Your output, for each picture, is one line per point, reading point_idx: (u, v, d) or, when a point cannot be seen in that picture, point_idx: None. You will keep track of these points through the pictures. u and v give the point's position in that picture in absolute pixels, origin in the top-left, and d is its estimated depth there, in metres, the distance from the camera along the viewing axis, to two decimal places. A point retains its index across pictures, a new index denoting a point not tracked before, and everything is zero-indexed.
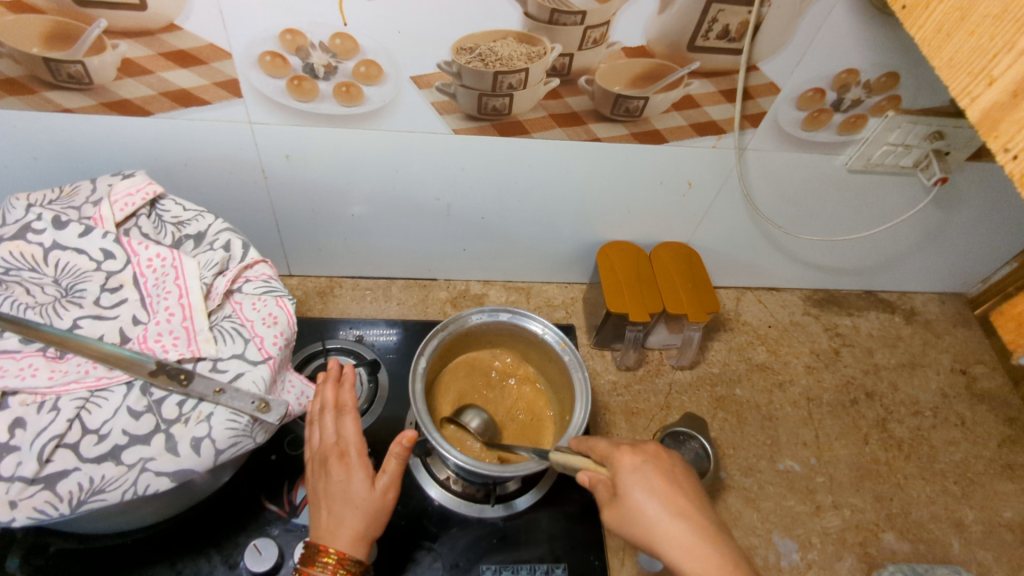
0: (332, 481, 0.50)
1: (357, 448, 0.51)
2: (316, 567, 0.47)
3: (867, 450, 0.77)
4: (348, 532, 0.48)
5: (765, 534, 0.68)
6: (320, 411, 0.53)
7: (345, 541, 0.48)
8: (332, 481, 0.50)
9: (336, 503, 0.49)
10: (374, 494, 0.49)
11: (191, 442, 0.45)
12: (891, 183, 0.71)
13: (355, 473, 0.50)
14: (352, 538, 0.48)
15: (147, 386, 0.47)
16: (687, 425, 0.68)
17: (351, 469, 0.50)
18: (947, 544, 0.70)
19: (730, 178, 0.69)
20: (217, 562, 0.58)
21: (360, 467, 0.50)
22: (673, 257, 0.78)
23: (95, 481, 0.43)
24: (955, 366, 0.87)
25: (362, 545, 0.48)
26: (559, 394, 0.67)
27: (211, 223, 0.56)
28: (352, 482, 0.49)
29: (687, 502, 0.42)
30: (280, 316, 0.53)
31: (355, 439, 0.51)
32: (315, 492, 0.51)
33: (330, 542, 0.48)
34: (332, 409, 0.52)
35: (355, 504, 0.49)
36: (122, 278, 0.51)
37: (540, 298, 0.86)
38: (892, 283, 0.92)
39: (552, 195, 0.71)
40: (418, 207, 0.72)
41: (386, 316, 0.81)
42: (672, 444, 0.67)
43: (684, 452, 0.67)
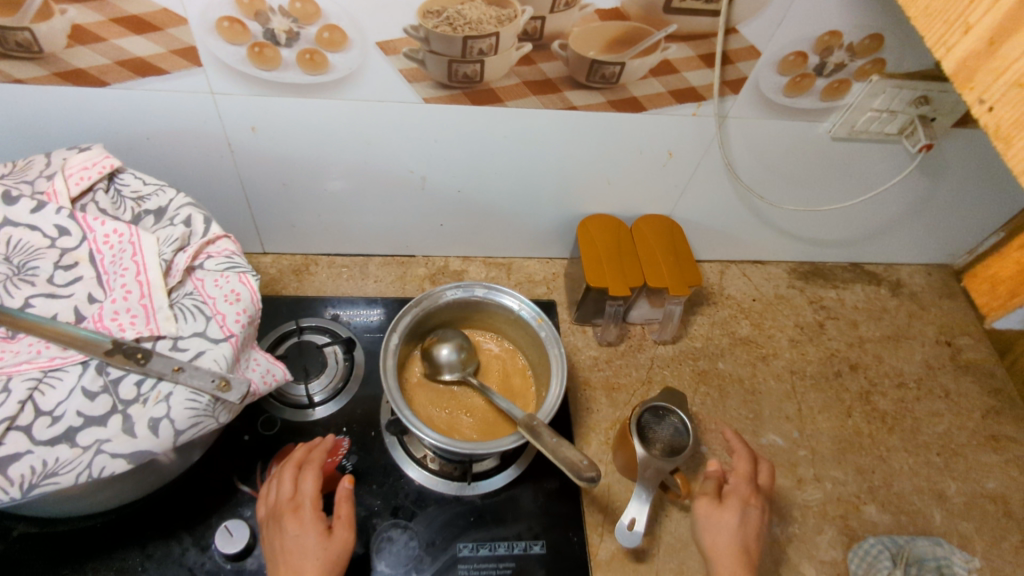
0: (288, 535, 0.51)
1: (312, 501, 0.53)
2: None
3: (850, 423, 0.76)
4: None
5: (746, 509, 0.68)
6: (279, 471, 0.56)
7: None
8: (288, 536, 0.51)
9: (293, 557, 0.50)
10: (333, 542, 0.51)
11: (149, 423, 0.44)
12: (876, 151, 0.69)
13: (311, 525, 0.52)
14: None
15: (103, 365, 0.45)
16: (665, 400, 0.65)
17: (305, 522, 0.52)
18: (928, 516, 0.70)
19: (711, 147, 0.67)
20: (188, 543, 0.58)
21: (314, 521, 0.52)
22: (654, 230, 0.76)
23: (49, 464, 0.42)
24: (941, 337, 0.86)
25: None
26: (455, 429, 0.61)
27: (172, 197, 0.54)
28: (308, 534, 0.51)
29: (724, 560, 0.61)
30: (243, 292, 0.50)
31: (311, 491, 0.54)
32: (270, 552, 0.52)
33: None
34: (293, 467, 0.56)
35: (312, 553, 0.50)
36: (77, 256, 0.49)
37: (521, 273, 0.84)
38: (878, 254, 0.90)
39: (530, 167, 0.69)
40: (392, 179, 0.70)
41: (363, 293, 0.79)
42: (650, 419, 0.64)
43: (663, 428, 0.63)
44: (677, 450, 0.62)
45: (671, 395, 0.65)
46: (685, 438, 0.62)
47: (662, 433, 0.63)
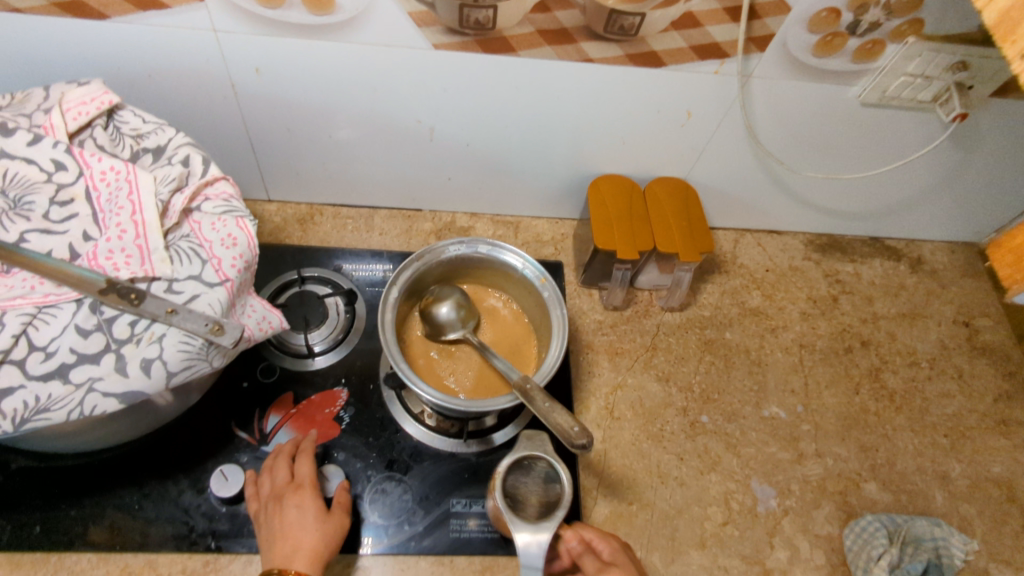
0: (289, 511, 0.53)
1: (311, 483, 0.56)
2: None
3: (857, 400, 0.75)
4: (305, 553, 0.51)
5: (744, 480, 0.68)
6: (276, 456, 0.58)
7: (304, 560, 0.51)
8: (289, 512, 0.53)
9: (293, 530, 0.52)
10: (330, 521, 0.54)
11: (142, 363, 0.44)
12: (906, 119, 0.66)
13: (311, 502, 0.54)
14: (311, 558, 0.51)
15: (97, 304, 0.45)
16: (527, 446, 0.54)
17: (306, 500, 0.54)
18: (929, 496, 0.70)
19: (732, 108, 0.64)
20: (185, 485, 0.60)
21: (314, 499, 0.55)
22: (668, 193, 0.74)
23: (41, 399, 0.42)
24: (959, 317, 0.83)
25: (319, 564, 0.51)
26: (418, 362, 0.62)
27: (172, 136, 0.52)
28: (308, 509, 0.54)
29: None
30: (240, 237, 0.49)
31: (310, 474, 0.57)
32: (265, 531, 0.53)
33: (288, 565, 0.50)
34: (289, 454, 0.59)
35: (313, 527, 0.53)
36: (73, 192, 0.48)
37: (529, 233, 0.82)
38: (901, 228, 0.86)
39: (542, 122, 0.67)
40: (399, 128, 0.68)
41: (367, 246, 0.78)
42: (515, 478, 0.54)
43: (532, 482, 0.54)
44: (552, 506, 0.51)
45: (531, 439, 0.54)
46: (557, 487, 0.52)
47: (534, 488, 0.54)
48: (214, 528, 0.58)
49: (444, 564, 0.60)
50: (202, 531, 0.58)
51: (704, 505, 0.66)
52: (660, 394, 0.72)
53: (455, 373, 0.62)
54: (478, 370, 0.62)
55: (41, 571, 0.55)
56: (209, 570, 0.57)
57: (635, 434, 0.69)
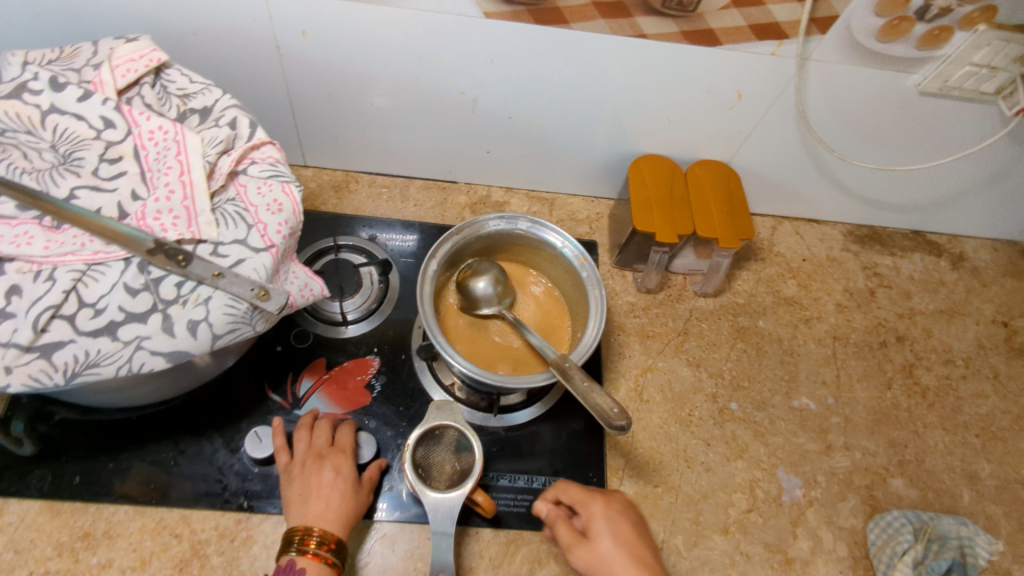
0: (326, 473, 0.55)
1: (349, 451, 0.58)
2: (313, 545, 0.51)
3: (889, 395, 0.74)
4: (338, 517, 0.53)
5: (770, 469, 0.68)
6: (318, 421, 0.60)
7: (336, 525, 0.53)
8: (327, 474, 0.55)
9: (327, 492, 0.54)
10: (361, 493, 0.56)
11: (188, 324, 0.44)
12: (965, 111, 0.64)
13: (348, 469, 0.56)
14: (340, 524, 0.53)
15: (145, 264, 0.45)
16: (434, 417, 0.57)
17: (343, 466, 0.56)
18: (957, 495, 0.69)
19: (786, 91, 0.62)
20: (219, 444, 0.61)
21: (350, 467, 0.57)
22: (710, 176, 0.72)
23: (90, 354, 0.42)
24: (998, 317, 0.81)
25: (345, 532, 0.53)
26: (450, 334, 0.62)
27: (219, 98, 0.52)
28: (346, 476, 0.56)
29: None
30: (286, 203, 0.49)
31: (349, 443, 0.59)
32: (301, 483, 0.55)
33: (318, 525, 0.52)
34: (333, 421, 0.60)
35: (348, 494, 0.55)
36: (122, 150, 0.48)
37: (564, 211, 0.81)
38: (944, 223, 0.84)
39: (588, 98, 0.66)
40: (441, 98, 0.67)
41: (402, 217, 0.77)
42: (426, 449, 0.57)
43: (443, 451, 0.57)
44: (468, 472, 0.56)
45: (439, 408, 0.57)
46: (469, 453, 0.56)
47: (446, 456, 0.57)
48: (246, 488, 0.59)
49: (469, 535, 0.61)
50: (235, 490, 0.59)
51: (730, 492, 0.66)
52: (690, 379, 0.71)
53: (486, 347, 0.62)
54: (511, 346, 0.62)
55: (79, 520, 0.57)
56: (241, 528, 0.58)
57: (663, 418, 0.69)
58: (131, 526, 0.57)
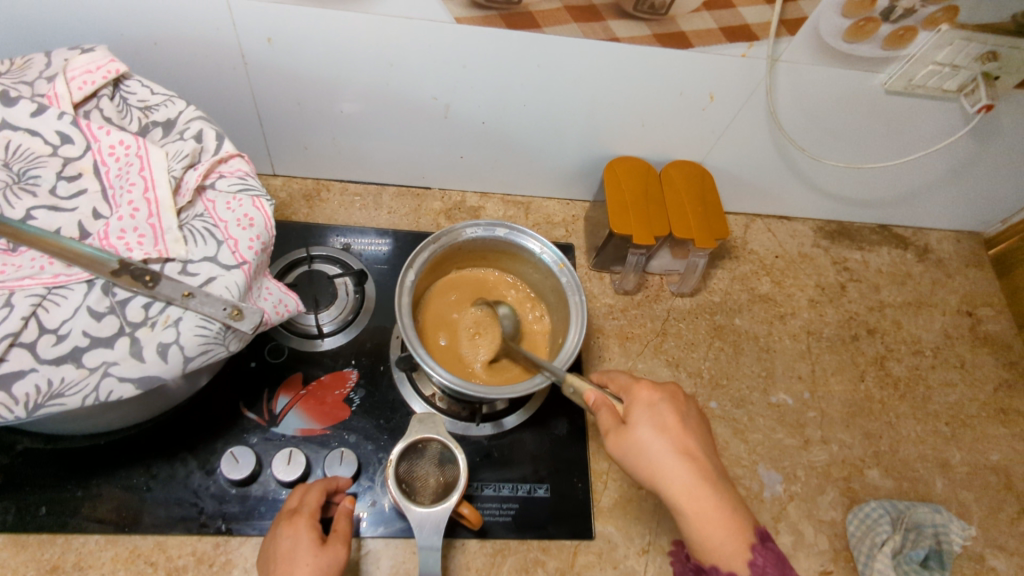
0: (281, 540, 0.49)
1: (310, 510, 0.51)
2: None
3: (862, 387, 0.76)
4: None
5: (751, 465, 0.69)
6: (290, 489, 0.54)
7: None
8: (281, 541, 0.49)
9: (283, 562, 0.47)
10: (329, 552, 0.48)
11: (158, 347, 0.42)
12: (929, 108, 0.65)
13: (305, 532, 0.49)
14: None
15: (110, 286, 0.43)
16: (416, 431, 0.56)
17: (299, 527, 0.49)
18: (930, 483, 0.71)
19: (757, 92, 0.63)
20: (193, 466, 0.59)
21: (307, 527, 0.49)
22: (684, 177, 0.72)
23: (54, 384, 0.40)
24: (962, 307, 0.83)
25: None
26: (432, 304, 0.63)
27: (182, 109, 0.50)
28: (303, 540, 0.49)
29: (719, 487, 0.51)
30: (257, 217, 0.48)
31: (310, 501, 0.52)
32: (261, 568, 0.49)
33: None
34: (301, 485, 0.54)
35: (305, 561, 0.47)
36: (81, 166, 0.46)
37: (540, 214, 0.80)
38: (910, 216, 0.86)
39: (561, 102, 0.65)
40: (413, 104, 0.66)
41: (375, 224, 0.75)
42: (409, 463, 0.56)
43: (425, 466, 0.56)
44: (452, 486, 0.55)
45: (421, 421, 0.56)
46: (452, 466, 0.56)
47: (428, 469, 0.57)
48: (223, 510, 0.58)
49: (455, 548, 0.60)
50: (212, 513, 0.57)
51: None
52: (670, 379, 0.72)
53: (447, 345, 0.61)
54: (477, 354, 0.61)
55: (47, 552, 0.55)
56: (220, 552, 0.57)
57: None
58: (103, 555, 0.55)
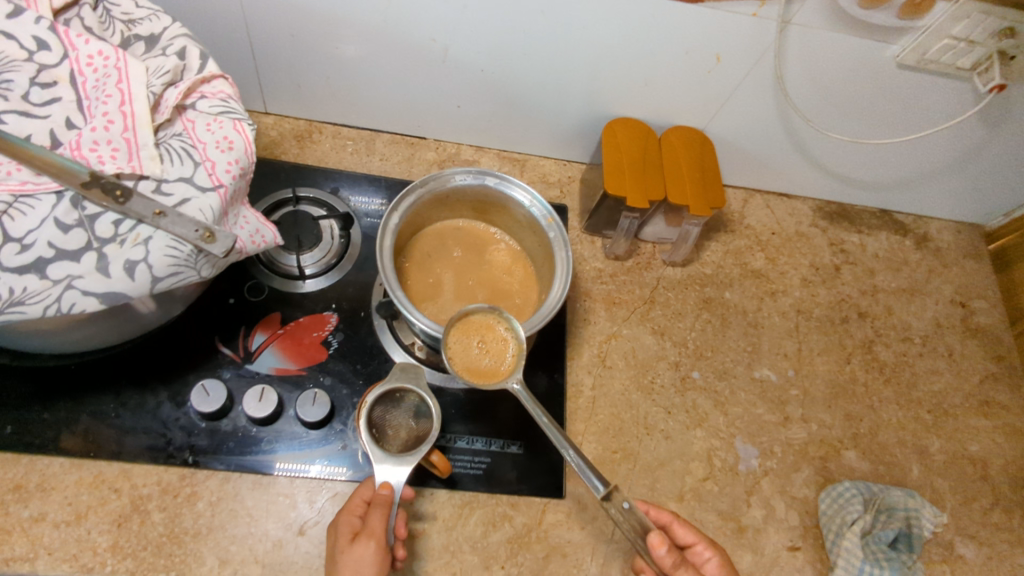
0: (330, 540, 0.50)
1: (350, 505, 0.51)
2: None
3: (847, 369, 0.75)
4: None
5: (728, 438, 0.68)
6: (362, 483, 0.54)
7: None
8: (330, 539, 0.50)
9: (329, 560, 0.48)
10: (357, 548, 0.47)
11: (125, 265, 0.41)
12: (941, 86, 0.63)
13: (341, 529, 0.49)
14: None
15: (79, 199, 0.42)
16: (396, 378, 0.56)
17: (339, 526, 0.50)
18: (907, 468, 0.71)
19: (765, 56, 0.61)
20: (164, 398, 0.58)
21: (343, 525, 0.49)
22: (685, 143, 0.71)
23: (15, 292, 0.39)
24: (956, 298, 0.82)
25: None
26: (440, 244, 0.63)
27: (167, 25, 0.48)
28: (339, 537, 0.49)
29: None
30: (237, 141, 0.46)
31: (354, 495, 0.52)
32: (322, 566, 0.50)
33: None
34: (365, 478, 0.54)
35: (336, 560, 0.47)
36: (57, 74, 0.44)
37: (535, 173, 0.78)
38: (911, 203, 0.84)
39: (564, 53, 0.63)
40: (411, 46, 0.64)
41: (366, 170, 0.74)
42: (384, 409, 0.56)
43: (399, 415, 0.57)
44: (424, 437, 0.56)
45: (404, 371, 0.56)
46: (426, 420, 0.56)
47: (401, 420, 0.57)
48: (192, 443, 0.57)
49: (423, 496, 0.60)
50: (180, 445, 0.57)
51: (687, 460, 0.66)
52: (654, 347, 0.71)
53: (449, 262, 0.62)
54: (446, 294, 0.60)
55: (10, 471, 0.54)
56: (185, 484, 0.56)
57: (625, 385, 0.68)
58: (67, 478, 0.55)
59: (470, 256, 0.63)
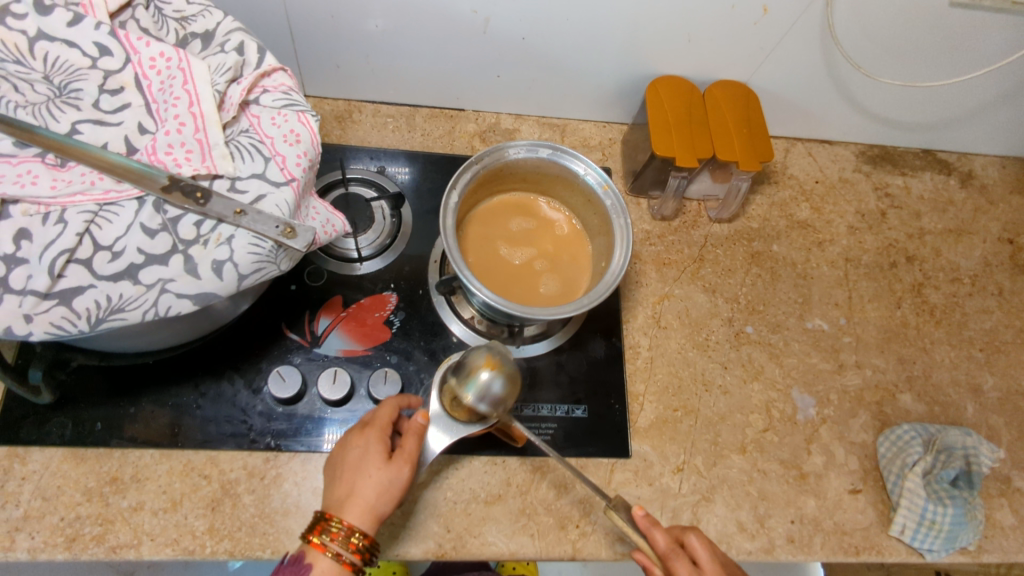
0: (351, 451, 0.51)
1: (381, 424, 0.52)
2: (323, 535, 0.48)
3: (898, 314, 0.75)
4: (353, 501, 0.49)
5: (785, 389, 0.69)
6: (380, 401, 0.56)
7: (353, 511, 0.48)
8: (351, 450, 0.51)
9: (351, 473, 0.50)
10: (392, 470, 0.50)
11: (213, 265, 0.42)
12: (993, 23, 0.62)
13: (374, 444, 0.51)
14: (361, 509, 0.48)
15: (161, 203, 0.43)
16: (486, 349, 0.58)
17: (368, 442, 0.51)
18: (962, 408, 0.72)
19: (815, 3, 0.60)
20: (240, 386, 0.60)
21: (375, 442, 0.51)
22: (729, 97, 0.70)
23: (113, 300, 0.41)
24: (1004, 235, 0.81)
25: (369, 517, 0.49)
26: (502, 212, 0.64)
27: (220, 21, 0.48)
28: (370, 452, 0.51)
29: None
30: (303, 134, 0.47)
31: (384, 414, 0.53)
32: (331, 466, 0.52)
33: (339, 511, 0.49)
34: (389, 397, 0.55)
35: (368, 475, 0.49)
36: (122, 80, 0.44)
37: (575, 137, 0.78)
38: (956, 141, 0.83)
39: (607, 14, 0.62)
40: (450, 19, 0.63)
41: (408, 147, 0.74)
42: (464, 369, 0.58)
43: None
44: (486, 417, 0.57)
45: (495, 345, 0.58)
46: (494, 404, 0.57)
47: None
48: (272, 427, 0.59)
49: (496, 464, 0.62)
50: (261, 430, 0.59)
51: (747, 413, 0.68)
52: (707, 305, 0.71)
53: (521, 232, 0.64)
54: (510, 259, 0.62)
55: (105, 465, 0.56)
56: (270, 466, 0.59)
57: (681, 344, 0.69)
58: (159, 469, 0.57)
59: (529, 225, 0.64)
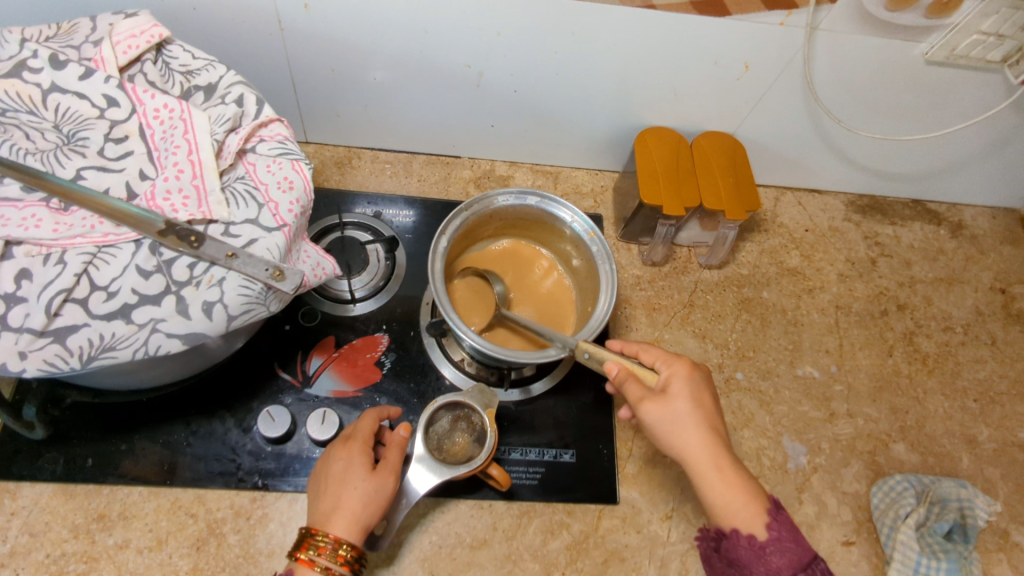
0: (335, 465, 0.51)
1: (364, 437, 0.53)
2: (310, 550, 0.47)
3: (890, 362, 0.75)
4: (339, 514, 0.48)
5: (776, 437, 0.69)
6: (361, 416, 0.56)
7: (339, 523, 0.48)
8: (335, 464, 0.51)
9: (336, 486, 0.50)
10: (377, 479, 0.50)
11: (203, 305, 0.44)
12: (968, 82, 0.64)
13: (358, 456, 0.51)
14: (347, 520, 0.48)
15: (157, 245, 0.44)
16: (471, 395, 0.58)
17: (352, 455, 0.51)
18: (957, 459, 0.71)
19: (793, 62, 0.62)
20: (231, 424, 0.61)
21: (359, 454, 0.51)
22: (717, 148, 0.72)
23: (105, 338, 0.42)
24: (996, 284, 0.82)
25: (356, 529, 0.48)
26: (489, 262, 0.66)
27: (223, 74, 0.51)
28: (353, 464, 0.51)
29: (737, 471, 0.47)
30: (296, 181, 0.49)
31: (365, 427, 0.54)
32: (313, 485, 0.52)
33: (325, 525, 0.48)
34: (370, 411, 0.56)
35: (353, 486, 0.49)
36: (128, 129, 0.47)
37: (569, 184, 0.80)
38: (944, 191, 0.84)
39: (594, 69, 0.65)
40: (445, 73, 0.66)
41: (406, 192, 0.76)
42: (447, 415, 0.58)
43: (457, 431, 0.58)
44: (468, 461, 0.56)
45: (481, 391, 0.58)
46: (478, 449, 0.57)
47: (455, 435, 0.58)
48: (260, 467, 0.60)
49: (483, 508, 0.62)
50: (249, 469, 0.60)
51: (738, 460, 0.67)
52: (697, 350, 0.72)
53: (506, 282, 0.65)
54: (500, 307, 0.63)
55: (94, 502, 0.57)
56: (257, 506, 0.59)
57: None
58: (147, 506, 0.58)
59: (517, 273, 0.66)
